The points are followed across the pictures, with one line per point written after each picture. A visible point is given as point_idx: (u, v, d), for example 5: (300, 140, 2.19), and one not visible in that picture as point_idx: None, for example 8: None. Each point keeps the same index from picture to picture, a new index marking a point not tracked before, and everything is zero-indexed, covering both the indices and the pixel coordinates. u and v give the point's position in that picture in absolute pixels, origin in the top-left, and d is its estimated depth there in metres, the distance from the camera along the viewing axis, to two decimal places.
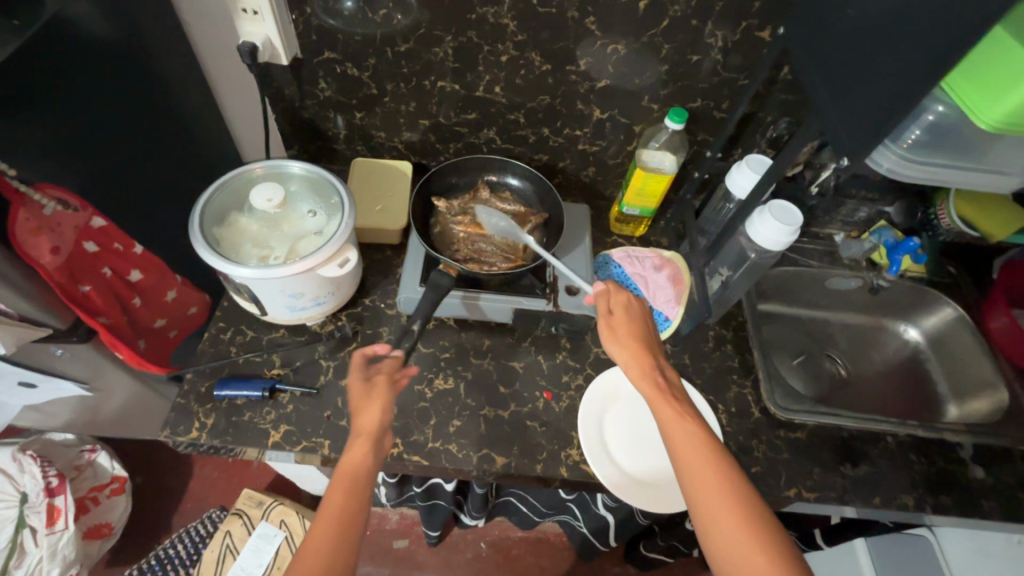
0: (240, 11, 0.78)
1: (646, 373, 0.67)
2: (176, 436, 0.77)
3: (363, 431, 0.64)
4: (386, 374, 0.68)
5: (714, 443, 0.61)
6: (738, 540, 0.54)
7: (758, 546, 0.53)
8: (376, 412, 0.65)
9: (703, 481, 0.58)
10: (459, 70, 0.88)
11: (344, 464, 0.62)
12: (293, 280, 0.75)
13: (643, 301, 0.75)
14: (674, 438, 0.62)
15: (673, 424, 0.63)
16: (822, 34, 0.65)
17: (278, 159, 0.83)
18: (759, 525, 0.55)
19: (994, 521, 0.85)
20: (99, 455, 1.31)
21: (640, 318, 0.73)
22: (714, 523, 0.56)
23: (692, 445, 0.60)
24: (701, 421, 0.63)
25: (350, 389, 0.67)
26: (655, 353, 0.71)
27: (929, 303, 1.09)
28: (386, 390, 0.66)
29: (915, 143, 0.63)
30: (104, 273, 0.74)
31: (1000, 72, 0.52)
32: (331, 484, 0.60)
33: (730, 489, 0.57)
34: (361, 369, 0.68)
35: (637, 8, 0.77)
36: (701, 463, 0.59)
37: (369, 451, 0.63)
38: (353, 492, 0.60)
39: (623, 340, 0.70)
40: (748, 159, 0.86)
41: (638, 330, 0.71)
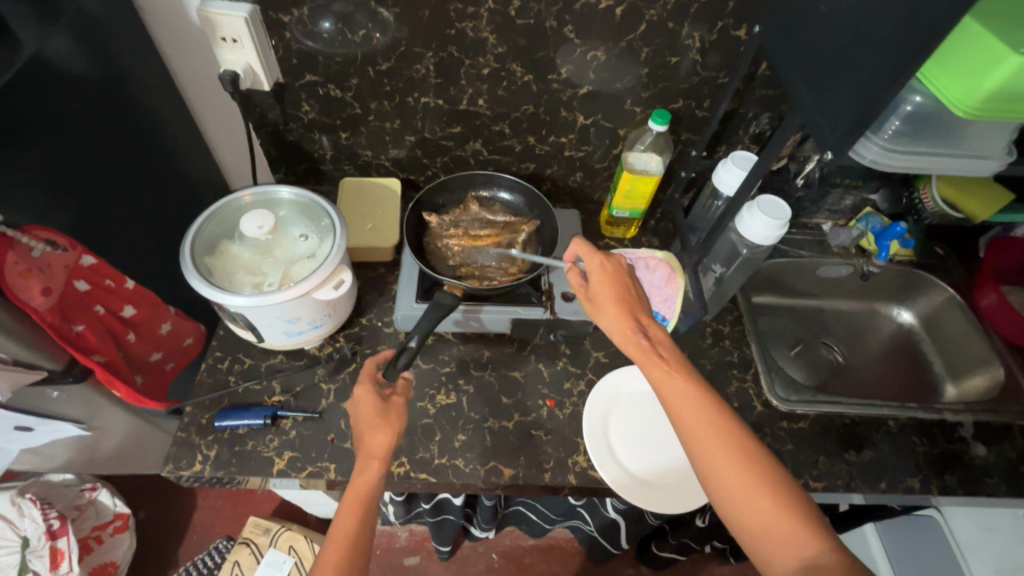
0: (219, 40, 0.78)
1: (630, 336, 0.67)
2: (179, 471, 0.76)
3: (374, 454, 0.64)
4: (400, 395, 0.70)
5: (710, 396, 0.60)
6: (747, 491, 0.55)
7: (762, 492, 0.54)
8: (387, 434, 0.64)
9: (704, 437, 0.58)
10: (441, 84, 0.88)
11: (354, 487, 0.62)
12: (288, 305, 0.75)
13: (620, 261, 0.74)
14: (669, 397, 0.61)
15: (664, 382, 0.62)
16: (795, 30, 0.66)
17: (266, 185, 0.82)
18: (764, 471, 0.55)
19: (998, 498, 0.86)
20: (99, 493, 1.30)
21: (619, 278, 0.72)
22: (718, 477, 0.56)
23: (687, 402, 0.60)
24: (690, 373, 0.63)
25: (363, 408, 0.67)
26: (638, 313, 0.70)
27: (920, 286, 1.11)
28: (402, 413, 0.68)
29: (896, 132, 0.63)
30: (97, 311, 0.73)
31: (981, 53, 0.51)
32: (341, 508, 0.60)
33: (732, 443, 0.57)
34: (376, 388, 0.69)
35: (614, 14, 0.78)
36: (698, 417, 0.59)
37: (380, 475, 0.63)
38: (363, 516, 0.60)
39: (606, 307, 0.70)
40: (733, 156, 0.87)
41: (618, 294, 0.70)
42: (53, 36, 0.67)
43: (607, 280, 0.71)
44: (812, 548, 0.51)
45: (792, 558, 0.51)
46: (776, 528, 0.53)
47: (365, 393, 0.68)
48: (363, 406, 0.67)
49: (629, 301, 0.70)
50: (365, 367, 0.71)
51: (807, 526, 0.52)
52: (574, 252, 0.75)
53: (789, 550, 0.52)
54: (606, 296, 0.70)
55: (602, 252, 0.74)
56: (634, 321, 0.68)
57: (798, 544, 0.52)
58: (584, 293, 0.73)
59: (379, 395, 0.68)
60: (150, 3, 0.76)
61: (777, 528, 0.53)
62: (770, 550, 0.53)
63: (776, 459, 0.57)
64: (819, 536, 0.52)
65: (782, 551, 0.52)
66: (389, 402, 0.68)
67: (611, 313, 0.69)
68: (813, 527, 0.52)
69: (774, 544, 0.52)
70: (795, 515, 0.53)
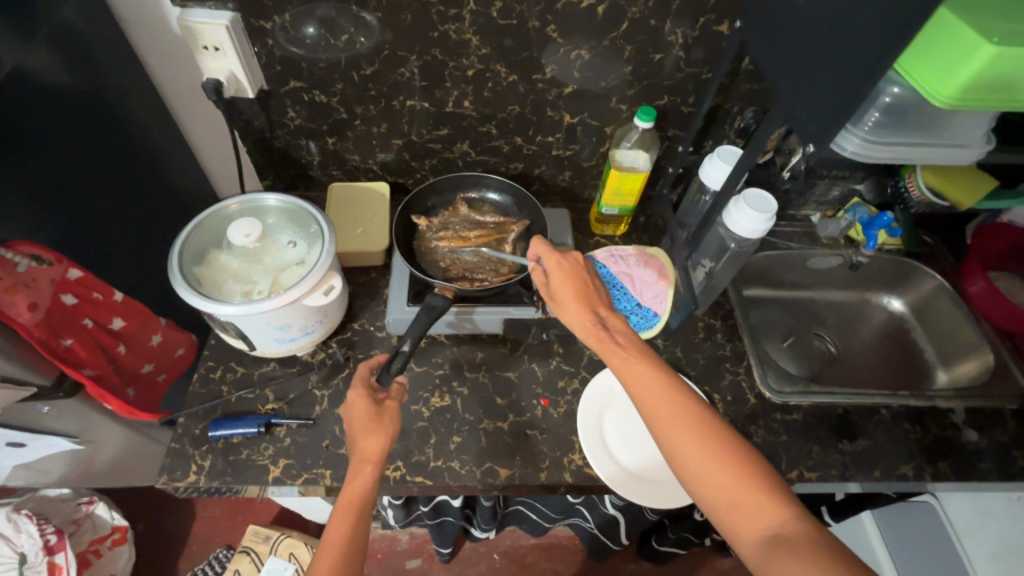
0: (201, 48, 0.78)
1: (590, 329, 0.68)
2: (173, 482, 0.76)
3: (368, 458, 0.64)
4: (394, 399, 0.70)
5: (668, 378, 0.62)
6: (711, 468, 0.55)
7: (725, 466, 0.55)
8: (381, 438, 0.65)
9: (665, 419, 0.59)
10: (427, 87, 0.88)
11: (347, 491, 0.62)
12: (279, 312, 0.74)
13: (578, 257, 0.76)
14: (630, 385, 0.63)
15: (624, 371, 0.64)
16: (774, 25, 0.67)
17: (253, 193, 0.82)
18: (726, 446, 0.56)
19: (991, 482, 0.86)
20: (97, 507, 1.28)
21: (577, 274, 0.74)
22: (683, 457, 0.57)
23: (647, 386, 0.61)
24: (649, 359, 0.64)
25: (356, 413, 0.67)
26: (597, 305, 0.71)
27: (910, 275, 1.12)
28: (395, 418, 0.68)
29: (876, 124, 0.64)
30: (85, 324, 0.73)
31: (957, 41, 0.52)
32: (335, 512, 0.61)
33: (692, 423, 0.58)
34: (369, 392, 0.69)
35: (596, 12, 0.78)
36: (658, 400, 0.60)
37: (374, 478, 0.63)
38: (356, 521, 0.60)
39: (567, 303, 0.71)
40: (719, 151, 0.87)
41: (579, 288, 0.72)
42: (33, 49, 0.66)
43: (566, 274, 0.73)
44: (778, 519, 0.52)
45: (758, 529, 0.52)
46: (742, 501, 0.53)
47: (358, 397, 0.68)
48: (357, 410, 0.67)
49: (588, 294, 0.72)
50: (359, 372, 0.71)
51: (770, 496, 0.53)
52: (535, 252, 0.77)
53: (755, 521, 0.52)
54: (565, 292, 0.71)
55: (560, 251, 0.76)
56: (593, 314, 0.70)
57: (763, 515, 0.52)
58: (546, 291, 0.74)
59: (372, 399, 0.68)
60: (130, 13, 0.75)
61: (743, 501, 0.53)
62: (738, 525, 0.53)
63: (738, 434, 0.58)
64: (783, 505, 0.52)
65: (750, 525, 0.52)
66: (383, 407, 0.68)
67: (572, 307, 0.71)
68: (778, 497, 0.53)
69: (742, 518, 0.53)
70: (758, 487, 0.53)
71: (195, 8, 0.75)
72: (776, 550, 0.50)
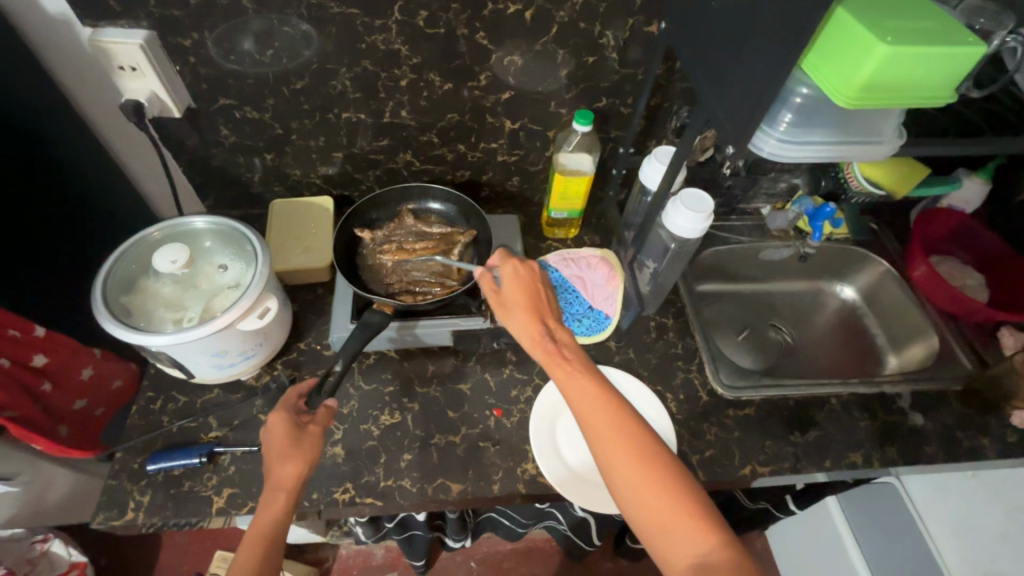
0: (117, 69, 0.76)
1: (538, 341, 0.68)
2: (110, 521, 0.73)
3: (283, 485, 0.62)
4: (318, 424, 0.68)
5: (613, 398, 0.62)
6: (647, 493, 0.55)
7: (662, 493, 0.55)
8: (297, 464, 0.63)
9: (605, 439, 0.58)
10: (361, 99, 0.87)
11: (257, 522, 0.60)
12: (212, 339, 0.72)
13: (533, 266, 0.75)
14: (575, 400, 0.62)
15: (570, 384, 0.64)
16: (695, 26, 0.67)
17: (179, 218, 0.79)
18: (664, 471, 0.56)
19: (937, 464, 0.88)
20: (52, 544, 1.24)
21: (529, 283, 0.73)
22: (620, 479, 0.57)
23: (590, 404, 0.61)
24: (595, 375, 0.64)
25: (271, 438, 0.65)
26: (546, 317, 0.71)
27: (858, 262, 1.14)
28: (315, 444, 0.66)
29: (790, 124, 0.64)
30: (2, 363, 0.70)
31: (854, 40, 0.52)
32: (243, 544, 0.58)
33: (632, 445, 0.58)
34: (292, 417, 0.68)
35: (525, 17, 0.77)
36: (601, 419, 0.60)
37: (288, 506, 0.61)
38: (267, 553, 0.58)
39: (515, 312, 0.70)
40: (656, 151, 0.87)
41: (527, 299, 0.71)
42: None
43: (516, 285, 0.72)
44: (708, 548, 0.52)
45: (690, 559, 0.52)
46: (675, 528, 0.54)
47: (280, 421, 0.67)
48: (276, 434, 0.65)
49: (538, 307, 0.71)
50: (284, 396, 0.70)
51: (706, 526, 0.53)
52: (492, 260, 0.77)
53: (685, 549, 0.53)
54: (515, 300, 0.71)
55: (514, 259, 0.75)
56: (542, 325, 0.69)
57: (697, 546, 0.53)
58: (496, 298, 0.72)
59: (294, 423, 0.67)
60: (39, 36, 0.72)
61: (675, 528, 0.54)
62: (668, 551, 0.54)
63: (677, 459, 0.58)
64: (715, 535, 0.53)
65: (681, 552, 0.53)
66: (304, 432, 0.67)
67: (521, 319, 0.70)
68: (711, 526, 0.53)
69: (673, 545, 0.53)
70: (692, 515, 0.54)
71: (108, 28, 0.72)
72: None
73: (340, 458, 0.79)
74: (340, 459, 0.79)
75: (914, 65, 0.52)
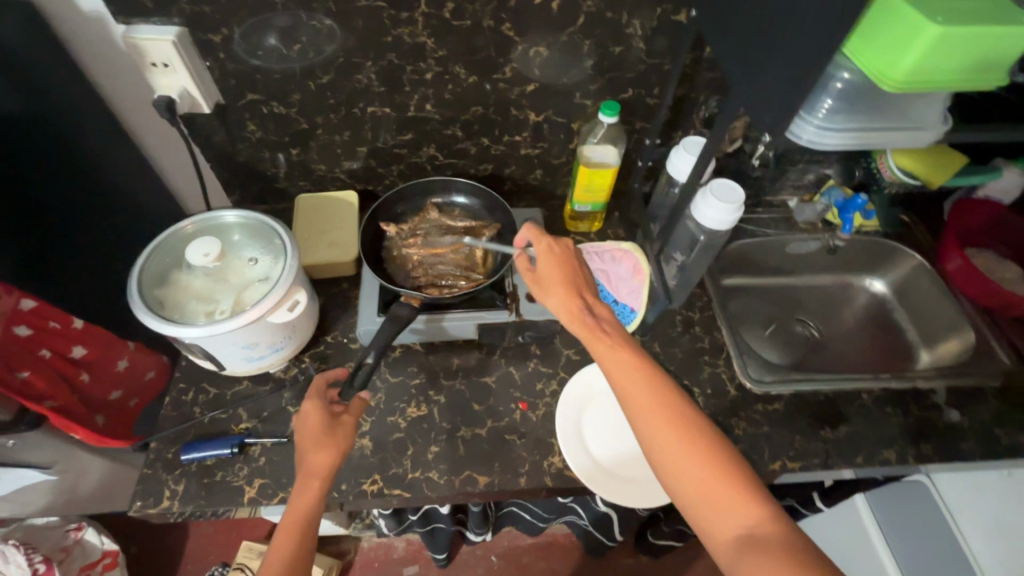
0: (149, 66, 0.77)
1: (575, 315, 0.68)
2: (146, 509, 0.74)
3: (317, 473, 0.63)
4: (351, 414, 0.69)
5: (652, 370, 0.62)
6: (688, 463, 0.55)
7: (702, 463, 0.55)
8: (331, 453, 0.64)
9: (646, 409, 0.59)
10: (386, 93, 0.87)
11: (292, 510, 0.60)
12: (243, 331, 0.73)
13: (567, 244, 0.76)
14: (615, 374, 0.63)
15: (607, 357, 0.64)
16: (728, 13, 0.65)
17: (210, 211, 0.80)
18: (705, 441, 0.56)
19: (974, 462, 0.86)
20: (85, 532, 1.27)
21: (565, 259, 0.74)
22: (660, 448, 0.57)
23: (630, 376, 0.62)
24: (633, 348, 0.64)
25: (306, 428, 0.66)
26: (583, 293, 0.71)
27: (889, 255, 1.11)
28: (348, 433, 0.67)
29: (830, 110, 0.63)
30: (43, 355, 0.72)
31: (901, 24, 0.51)
32: (279, 530, 0.59)
33: (672, 415, 0.58)
34: (325, 406, 0.69)
35: (551, 7, 0.77)
36: (641, 390, 0.60)
37: (320, 495, 0.62)
38: (302, 539, 0.59)
39: (552, 287, 0.71)
40: (683, 143, 0.86)
41: (564, 274, 0.72)
42: None
43: (553, 263, 0.73)
44: (751, 517, 0.52)
45: (732, 528, 0.52)
46: (717, 497, 0.54)
47: (314, 410, 0.68)
48: (309, 423, 0.66)
49: (575, 283, 0.71)
50: (314, 382, 0.71)
51: (748, 495, 0.53)
52: (524, 238, 0.77)
53: (729, 520, 0.53)
54: (552, 275, 0.71)
55: (550, 236, 0.76)
56: (579, 300, 0.69)
57: (739, 514, 0.53)
58: (531, 275, 0.73)
59: (328, 412, 0.68)
60: (74, 34, 0.74)
61: (716, 496, 0.54)
62: (710, 519, 0.54)
63: (717, 431, 0.58)
64: (758, 504, 0.53)
65: (723, 520, 0.53)
66: (338, 421, 0.68)
67: (558, 294, 0.70)
68: (753, 495, 0.53)
69: (714, 514, 0.53)
70: (734, 484, 0.54)
71: (141, 24, 0.73)
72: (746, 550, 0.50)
73: (367, 449, 0.80)
74: (368, 451, 0.80)
75: (963, 49, 0.51)
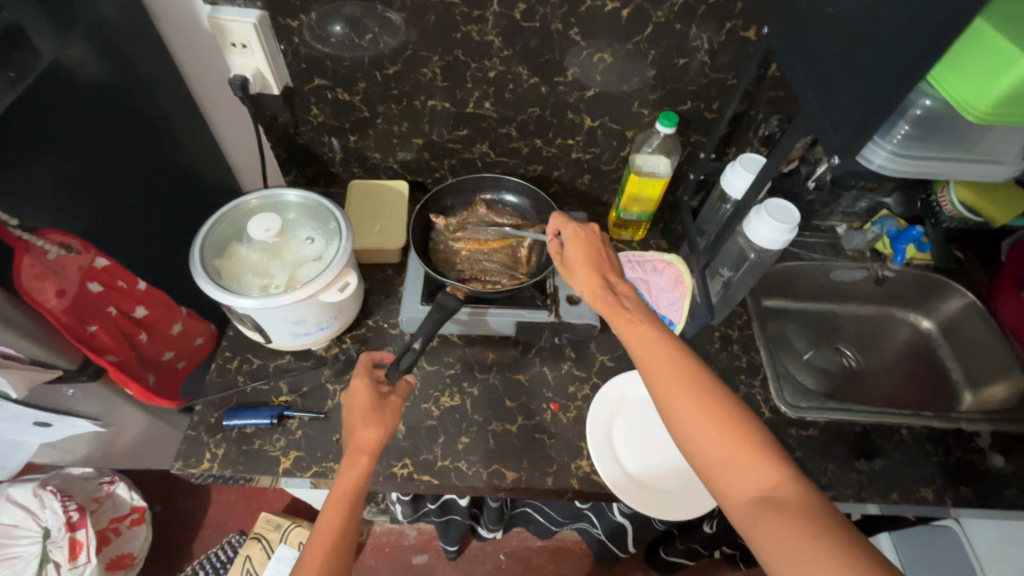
0: (229, 45, 0.80)
1: (598, 293, 0.68)
2: (188, 468, 0.78)
3: (365, 449, 0.65)
4: (398, 395, 0.71)
5: (672, 343, 0.62)
6: (706, 429, 0.55)
7: (719, 427, 0.55)
8: (378, 430, 0.66)
9: (665, 378, 0.59)
10: (448, 88, 0.89)
11: (343, 480, 0.63)
12: (294, 307, 0.76)
13: (594, 228, 0.76)
14: (636, 348, 0.63)
15: (629, 333, 0.64)
16: (803, 33, 0.65)
17: (272, 188, 0.83)
18: (723, 406, 0.56)
19: (1016, 511, 0.83)
20: (117, 486, 1.32)
21: (591, 241, 0.75)
22: (679, 416, 0.57)
23: (651, 349, 0.62)
24: (655, 323, 0.64)
25: (353, 405, 0.69)
26: (607, 272, 0.72)
27: (939, 291, 1.08)
28: (396, 412, 0.69)
29: (904, 138, 0.62)
30: (110, 311, 0.76)
31: (994, 54, 0.50)
32: (329, 499, 0.61)
33: (690, 384, 0.58)
34: (374, 387, 0.70)
35: (621, 15, 0.77)
36: (660, 361, 0.60)
37: (368, 469, 0.64)
38: (350, 510, 0.61)
39: (578, 268, 0.72)
40: (741, 159, 0.86)
41: (590, 255, 0.73)
42: (72, 44, 0.68)
43: (579, 244, 0.74)
44: (769, 480, 0.51)
45: (750, 490, 0.51)
46: (734, 460, 0.53)
47: (362, 387, 0.70)
48: (359, 399, 0.69)
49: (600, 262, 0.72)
50: (361, 359, 0.73)
51: (766, 459, 0.52)
52: (553, 225, 0.78)
53: (747, 481, 0.52)
54: (577, 257, 0.72)
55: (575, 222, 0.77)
56: (603, 280, 0.70)
57: (758, 477, 0.52)
58: (559, 258, 0.75)
59: (376, 390, 0.70)
60: (162, 10, 0.77)
61: (734, 459, 0.53)
62: (728, 484, 0.53)
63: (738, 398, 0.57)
64: (777, 468, 0.52)
65: (742, 484, 0.52)
66: (386, 400, 0.70)
67: (582, 274, 0.71)
68: (772, 459, 0.52)
69: (733, 478, 0.52)
70: (752, 447, 0.53)
71: (226, 5, 0.76)
72: (761, 507, 0.50)
73: (401, 433, 0.82)
74: (401, 435, 0.81)
75: None
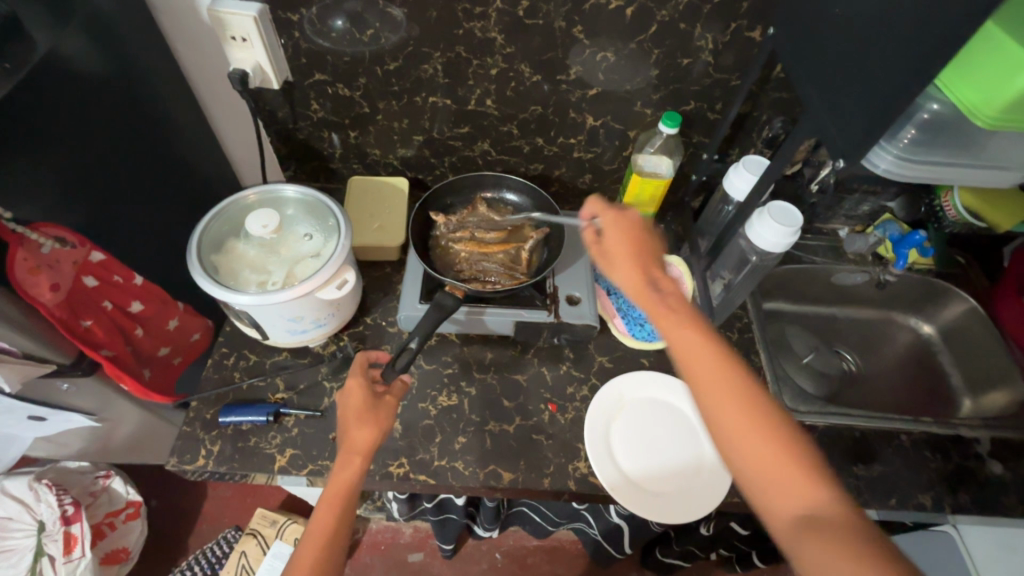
0: (229, 38, 0.79)
1: (639, 288, 0.62)
2: (183, 465, 0.77)
3: (358, 449, 0.64)
4: (393, 395, 0.71)
5: (720, 345, 0.57)
6: (753, 444, 0.52)
7: (766, 443, 0.52)
8: (372, 430, 0.65)
9: (712, 387, 0.55)
10: (449, 84, 0.88)
11: (336, 480, 0.62)
12: (291, 304, 0.75)
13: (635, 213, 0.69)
14: (679, 350, 0.58)
15: (673, 333, 0.58)
16: (809, 34, 0.64)
17: (271, 184, 0.83)
18: (771, 421, 0.53)
19: (1014, 518, 0.83)
20: (113, 480, 1.32)
21: (632, 229, 0.67)
22: (725, 428, 0.53)
23: (696, 352, 0.57)
24: (700, 321, 0.59)
25: (348, 405, 0.68)
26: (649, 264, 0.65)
27: (940, 296, 1.07)
28: (390, 412, 0.68)
29: (910, 142, 0.62)
30: (105, 306, 0.75)
31: (1005, 58, 0.50)
32: (322, 498, 0.61)
33: (738, 395, 0.54)
34: (369, 387, 0.70)
35: (625, 14, 0.76)
36: (707, 366, 0.56)
37: (362, 470, 0.63)
38: (343, 510, 0.61)
39: (617, 258, 0.65)
40: (744, 160, 0.86)
41: (630, 244, 0.65)
42: (69, 35, 0.67)
43: (618, 231, 0.67)
44: (813, 501, 0.50)
45: (793, 509, 0.50)
46: (779, 478, 0.51)
47: (357, 387, 0.69)
48: (354, 400, 0.68)
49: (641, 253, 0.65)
50: (356, 359, 0.73)
51: (812, 478, 0.51)
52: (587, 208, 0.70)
53: (790, 501, 0.50)
54: (617, 248, 0.65)
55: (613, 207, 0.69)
56: (644, 272, 0.64)
57: (801, 497, 0.50)
58: (595, 246, 0.68)
59: (371, 391, 0.69)
60: (161, 2, 0.77)
61: (780, 476, 0.51)
62: (770, 500, 0.51)
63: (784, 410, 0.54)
64: (824, 487, 0.50)
65: (784, 502, 0.50)
66: (381, 400, 0.69)
67: (624, 269, 0.64)
68: (818, 478, 0.50)
69: (776, 496, 0.51)
70: (798, 465, 0.51)
71: None
72: (809, 531, 0.48)
73: (397, 432, 0.81)
74: (398, 434, 0.81)
75: None
